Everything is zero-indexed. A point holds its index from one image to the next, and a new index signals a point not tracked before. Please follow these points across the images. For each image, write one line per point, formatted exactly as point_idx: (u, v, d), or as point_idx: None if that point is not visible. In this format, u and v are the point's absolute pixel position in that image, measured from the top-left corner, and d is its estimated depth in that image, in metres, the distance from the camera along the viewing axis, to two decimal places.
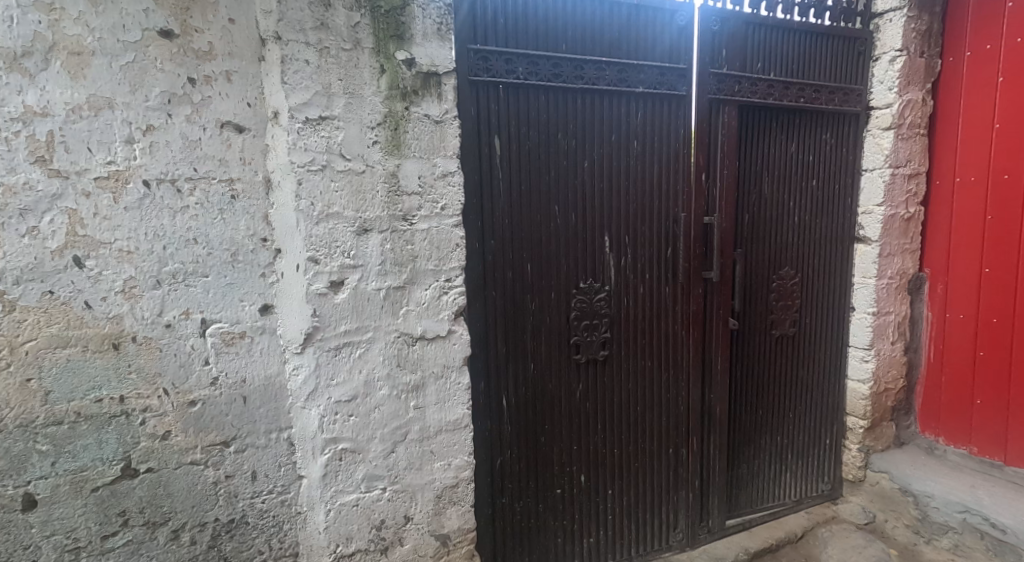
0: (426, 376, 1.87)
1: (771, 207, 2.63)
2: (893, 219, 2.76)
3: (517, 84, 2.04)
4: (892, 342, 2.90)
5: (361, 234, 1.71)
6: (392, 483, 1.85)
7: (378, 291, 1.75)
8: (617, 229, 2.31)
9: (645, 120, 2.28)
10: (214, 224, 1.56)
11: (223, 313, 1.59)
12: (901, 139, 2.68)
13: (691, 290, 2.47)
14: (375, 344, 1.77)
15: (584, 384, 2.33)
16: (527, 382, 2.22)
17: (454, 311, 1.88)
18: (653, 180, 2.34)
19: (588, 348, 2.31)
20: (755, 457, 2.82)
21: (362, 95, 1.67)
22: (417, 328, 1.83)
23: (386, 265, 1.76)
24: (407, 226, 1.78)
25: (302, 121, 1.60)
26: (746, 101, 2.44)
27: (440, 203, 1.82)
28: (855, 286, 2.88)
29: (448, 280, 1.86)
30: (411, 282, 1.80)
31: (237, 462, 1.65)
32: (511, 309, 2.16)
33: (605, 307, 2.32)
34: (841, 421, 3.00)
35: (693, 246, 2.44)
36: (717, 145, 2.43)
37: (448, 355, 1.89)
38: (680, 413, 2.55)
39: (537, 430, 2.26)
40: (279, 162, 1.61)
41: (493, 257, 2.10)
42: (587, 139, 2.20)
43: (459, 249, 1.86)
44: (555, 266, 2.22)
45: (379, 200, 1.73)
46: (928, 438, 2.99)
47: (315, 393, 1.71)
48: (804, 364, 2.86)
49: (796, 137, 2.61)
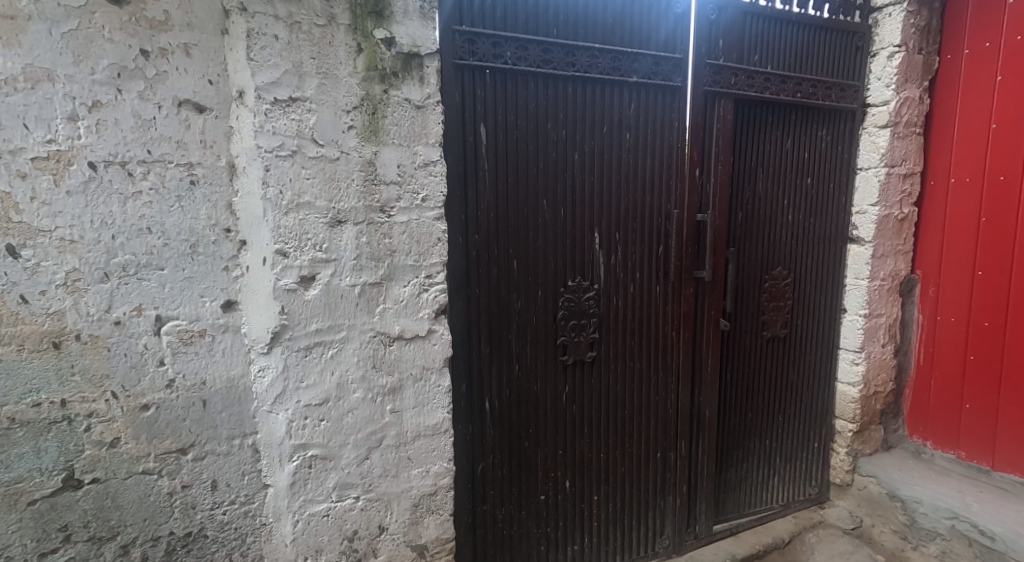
0: (404, 379, 1.75)
1: (765, 205, 2.55)
2: (887, 220, 2.70)
3: (505, 69, 1.92)
4: (882, 345, 2.84)
5: (335, 226, 1.59)
6: (366, 492, 1.74)
7: (352, 287, 1.64)
8: (608, 225, 2.21)
9: (638, 112, 2.18)
10: (171, 213, 1.42)
11: (181, 310, 1.46)
12: (897, 137, 2.61)
13: (682, 290, 2.39)
14: (349, 345, 1.66)
15: (570, 386, 2.24)
16: (511, 384, 2.12)
17: (435, 310, 1.77)
18: (646, 174, 2.25)
19: (575, 349, 2.21)
20: (744, 461, 2.75)
21: (337, 75, 1.55)
22: (395, 327, 1.71)
23: (361, 260, 1.64)
24: (385, 219, 1.66)
25: (270, 102, 1.47)
26: (742, 94, 2.35)
27: (420, 194, 1.70)
28: (847, 287, 2.82)
29: (428, 276, 1.74)
30: (389, 278, 1.69)
31: (195, 470, 1.52)
32: (495, 308, 2.05)
33: (594, 307, 2.23)
34: (829, 425, 2.95)
35: (685, 244, 2.35)
36: (711, 140, 2.34)
37: (428, 356, 1.78)
38: (669, 416, 2.47)
39: (521, 434, 2.16)
40: (244, 146, 1.48)
41: (477, 253, 1.98)
42: (577, 131, 2.10)
43: (441, 244, 1.75)
44: (542, 262, 2.11)
45: (354, 190, 1.61)
46: (916, 442, 2.95)
47: (283, 396, 1.59)
48: (794, 366, 2.80)
49: (791, 133, 2.54)
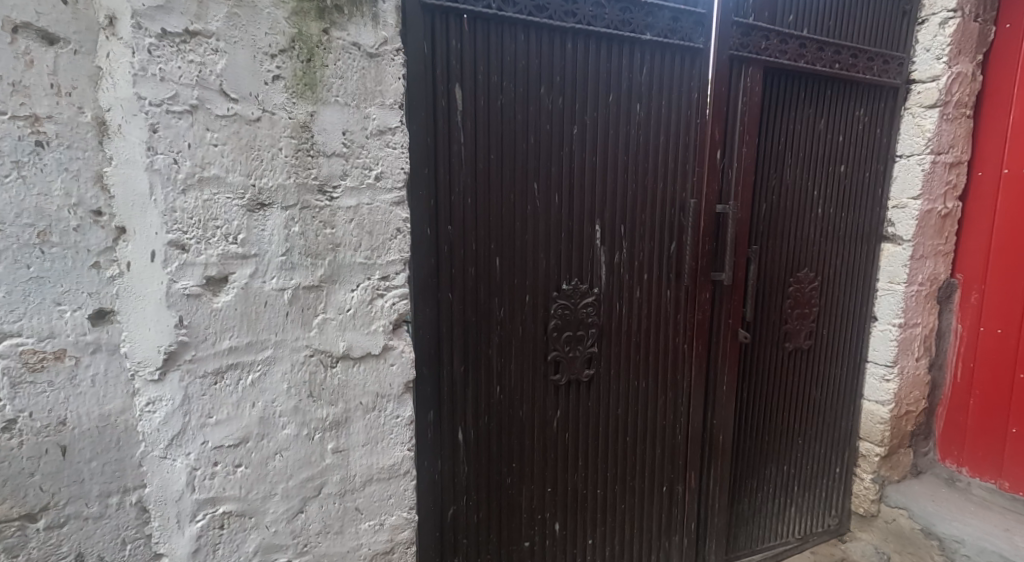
0: (350, 409, 1.39)
1: (793, 195, 2.18)
2: (929, 216, 2.33)
3: (488, 15, 1.53)
4: (916, 358, 2.50)
5: (255, 210, 1.21)
6: (298, 555, 1.36)
7: (281, 293, 1.26)
8: (612, 217, 1.83)
9: (652, 78, 1.80)
10: (8, 187, 1.01)
11: (26, 324, 1.05)
12: (946, 119, 2.24)
13: (697, 295, 2.01)
14: (276, 367, 1.28)
15: (562, 411, 1.86)
16: (491, 410, 1.74)
17: (393, 321, 1.42)
18: (658, 156, 1.86)
19: (569, 365, 1.83)
20: (758, 491, 2.40)
21: (256, 4, 1.15)
22: (340, 344, 1.35)
23: (293, 256, 1.27)
24: (325, 202, 1.29)
25: (156, 34, 1.07)
26: (773, 62, 1.97)
27: (373, 171, 1.33)
28: (879, 292, 2.47)
29: (384, 277, 1.39)
30: (331, 279, 1.32)
31: (51, 543, 1.12)
32: (472, 317, 1.66)
33: (593, 316, 1.85)
34: (853, 447, 2.61)
35: (703, 241, 1.97)
36: (735, 116, 1.96)
37: (382, 380, 1.42)
38: (677, 443, 2.11)
39: (502, 470, 1.78)
40: (117, 95, 1.07)
41: (449, 247, 1.59)
42: (576, 99, 1.71)
43: (400, 237, 1.39)
44: (531, 261, 1.72)
45: (283, 163, 1.22)
46: (949, 467, 2.60)
47: (182, 436, 1.20)
48: (818, 381, 2.45)
49: (826, 111, 2.16)
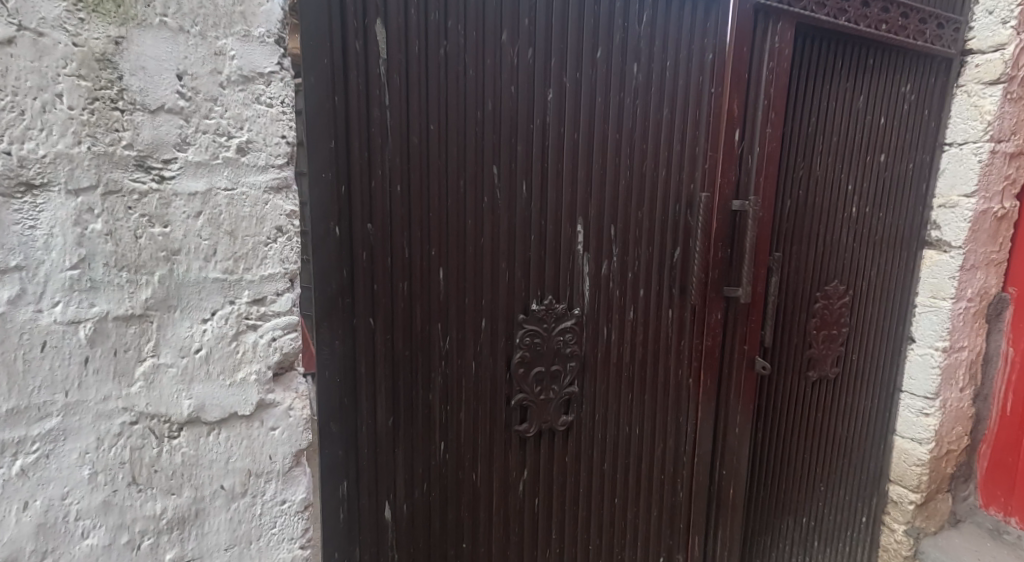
0: (203, 499, 0.92)
1: (824, 189, 1.74)
2: (984, 218, 1.91)
3: None
4: (959, 389, 2.08)
5: (14, 195, 0.74)
6: None
7: (73, 329, 0.79)
8: (598, 215, 1.37)
9: (652, 30, 1.35)
10: None
11: None
12: (1009, 100, 1.82)
13: (706, 315, 1.57)
14: (70, 445, 0.81)
15: (531, 471, 1.41)
16: (432, 475, 1.28)
17: (274, 366, 0.96)
18: (660, 134, 1.41)
19: (539, 411, 1.38)
20: (772, 550, 1.97)
21: None
22: (185, 405, 0.88)
23: (95, 270, 0.80)
24: (150, 186, 0.82)
25: None
26: (808, 16, 1.53)
27: (234, 137, 0.87)
28: (918, 308, 2.05)
29: (257, 302, 0.92)
30: (165, 305, 0.85)
31: None
32: (404, 351, 1.21)
33: (572, 345, 1.40)
34: (882, 492, 2.19)
35: (715, 247, 1.52)
36: (758, 83, 1.50)
37: (256, 452, 0.96)
38: (678, 502, 1.67)
39: (448, 553, 1.33)
40: None
41: (370, 254, 1.14)
42: (552, 52, 1.25)
43: (281, 240, 0.93)
44: (487, 272, 1.27)
45: (66, 118, 0.75)
46: (994, 516, 2.19)
47: None
48: (845, 415, 2.02)
49: (866, 85, 1.73)
